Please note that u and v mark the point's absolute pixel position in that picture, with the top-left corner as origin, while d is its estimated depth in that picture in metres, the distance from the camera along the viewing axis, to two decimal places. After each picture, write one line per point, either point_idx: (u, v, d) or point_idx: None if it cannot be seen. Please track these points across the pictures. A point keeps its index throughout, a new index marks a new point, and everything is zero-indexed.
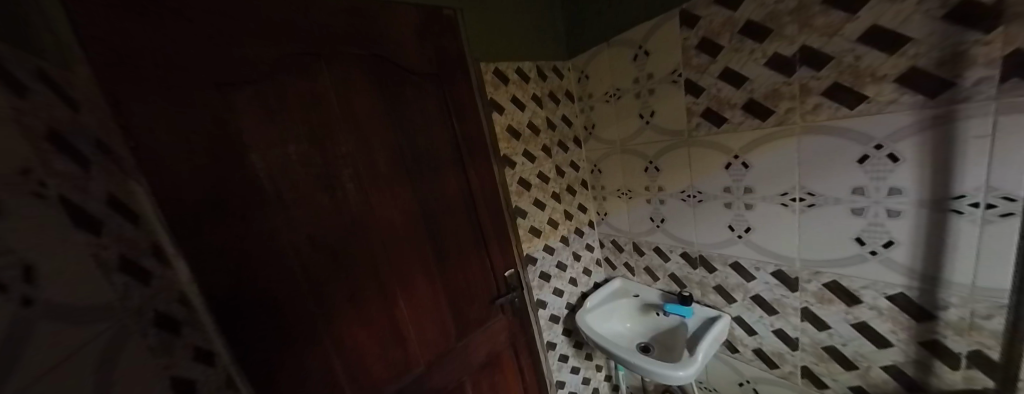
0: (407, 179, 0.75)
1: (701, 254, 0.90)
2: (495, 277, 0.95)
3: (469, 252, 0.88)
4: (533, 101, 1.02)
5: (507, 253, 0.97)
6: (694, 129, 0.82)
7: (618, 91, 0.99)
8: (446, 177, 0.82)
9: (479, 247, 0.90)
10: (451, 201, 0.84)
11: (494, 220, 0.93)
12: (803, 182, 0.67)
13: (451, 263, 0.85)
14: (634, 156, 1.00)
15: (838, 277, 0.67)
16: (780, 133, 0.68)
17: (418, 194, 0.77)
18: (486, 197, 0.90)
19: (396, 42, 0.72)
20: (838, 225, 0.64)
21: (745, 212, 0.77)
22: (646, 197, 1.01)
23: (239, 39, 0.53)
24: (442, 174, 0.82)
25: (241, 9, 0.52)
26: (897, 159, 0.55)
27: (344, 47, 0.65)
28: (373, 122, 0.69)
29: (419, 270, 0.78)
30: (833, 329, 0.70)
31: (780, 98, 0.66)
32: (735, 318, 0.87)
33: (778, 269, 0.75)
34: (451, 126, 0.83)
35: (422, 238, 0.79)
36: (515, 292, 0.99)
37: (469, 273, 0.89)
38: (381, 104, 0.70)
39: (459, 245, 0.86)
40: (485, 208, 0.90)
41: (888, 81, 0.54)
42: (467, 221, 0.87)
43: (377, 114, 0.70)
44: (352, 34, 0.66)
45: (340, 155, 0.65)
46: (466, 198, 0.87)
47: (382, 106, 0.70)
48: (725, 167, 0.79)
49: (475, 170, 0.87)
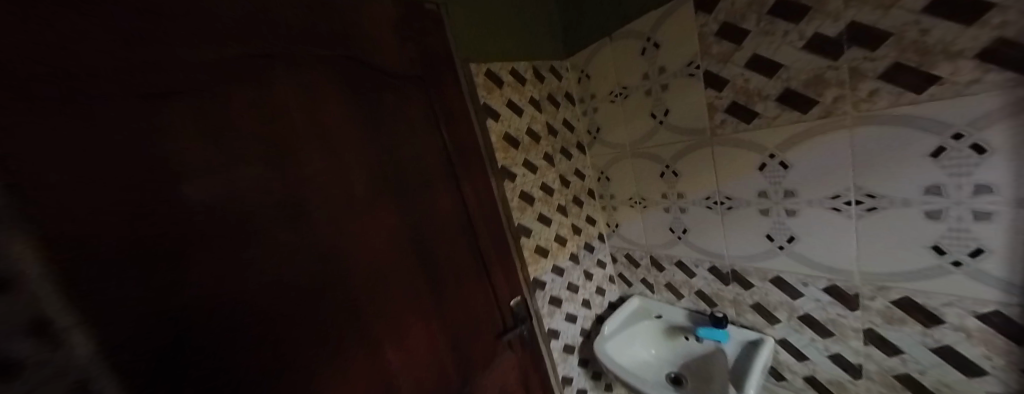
0: (386, 205, 0.60)
1: (734, 268, 0.79)
2: (500, 308, 0.81)
3: (470, 282, 0.75)
4: (531, 105, 0.92)
5: (513, 278, 0.84)
6: (717, 126, 0.73)
7: (624, 89, 0.89)
8: (438, 196, 0.70)
9: (481, 275, 0.77)
10: (447, 224, 0.71)
11: (494, 243, 0.79)
12: (859, 182, 0.57)
13: (449, 298, 0.71)
14: (649, 159, 0.90)
15: (910, 293, 0.56)
16: (824, 126, 0.58)
17: (406, 219, 0.63)
18: (484, 216, 0.78)
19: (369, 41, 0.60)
20: (907, 231, 0.54)
21: (786, 219, 0.67)
22: (663, 205, 0.90)
23: None
24: (434, 193, 0.69)
25: None
26: (984, 151, 0.45)
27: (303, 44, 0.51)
28: (346, 133, 0.55)
29: (414, 313, 0.63)
30: (907, 354, 0.59)
31: (824, 86, 0.57)
32: (780, 341, 0.76)
33: (831, 285, 0.64)
34: (440, 136, 0.71)
35: (416, 272, 0.64)
36: (524, 324, 0.85)
37: (471, 307, 0.75)
38: (352, 113, 0.56)
39: (459, 274, 0.73)
40: (484, 228, 0.77)
41: (966, 57, 0.44)
42: (463, 247, 0.74)
43: (346, 125, 0.55)
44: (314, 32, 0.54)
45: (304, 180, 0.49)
46: (463, 219, 0.74)
47: (352, 116, 0.56)
48: (759, 168, 0.68)
49: (471, 186, 0.75)
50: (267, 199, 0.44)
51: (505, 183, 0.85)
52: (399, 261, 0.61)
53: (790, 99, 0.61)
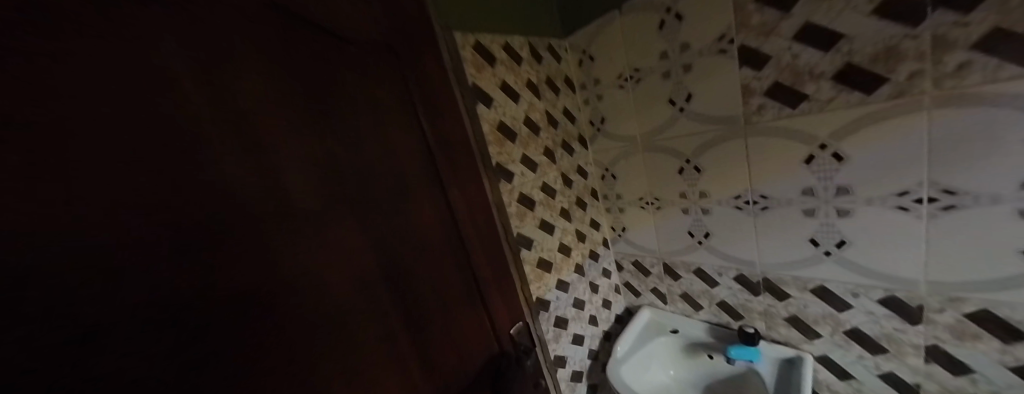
0: (337, 221, 0.40)
1: (766, 277, 0.69)
2: (499, 340, 0.64)
3: (461, 314, 0.57)
4: (528, 89, 0.76)
5: (513, 302, 0.67)
6: (752, 114, 0.61)
7: (636, 72, 0.76)
8: (418, 203, 0.51)
9: (476, 302, 0.60)
10: (431, 241, 0.53)
11: (488, 259, 0.63)
12: (935, 176, 0.47)
13: (437, 340, 0.53)
14: (664, 154, 0.78)
15: (991, 306, 0.47)
16: (893, 110, 0.48)
17: (374, 238, 0.44)
18: (476, 227, 0.60)
19: None
20: (994, 233, 0.45)
21: (836, 221, 0.58)
22: (681, 206, 0.79)
23: None
24: (413, 198, 0.51)
25: None
26: None
27: None
28: (265, 110, 0.34)
29: (390, 369, 0.44)
30: (978, 374, 0.51)
31: (898, 60, 0.47)
32: (818, 357, 0.67)
33: (889, 295, 0.55)
34: (418, 121, 0.52)
35: (390, 312, 0.45)
36: (529, 356, 0.69)
37: (465, 346, 0.57)
38: (271, 78, 0.35)
39: (448, 305, 0.55)
40: (477, 242, 0.60)
41: None
42: (452, 269, 0.56)
43: (264, 98, 0.34)
44: None
45: (172, 188, 0.27)
46: (450, 231, 0.56)
47: (272, 86, 0.35)
48: (805, 161, 0.58)
49: (459, 188, 0.58)
50: (62, 235, 0.21)
51: (501, 184, 0.69)
52: (367, 299, 0.42)
53: (851, 77, 0.50)
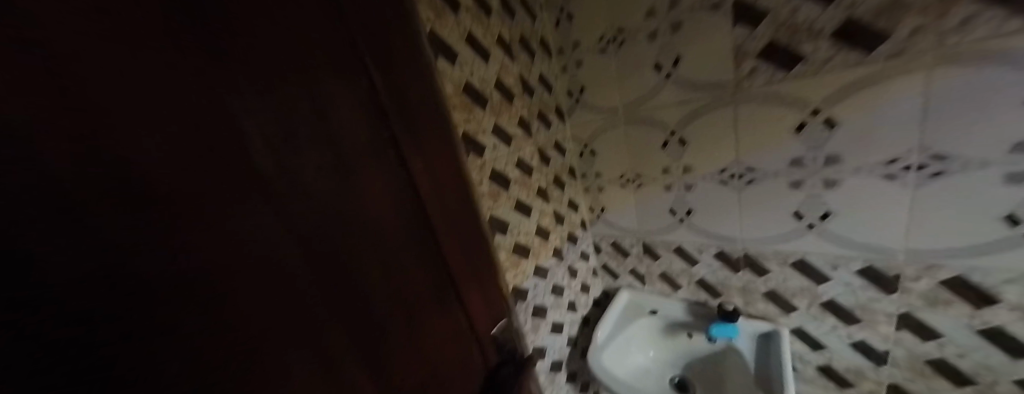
0: (175, 210, 0.17)
1: (747, 254, 0.68)
2: (492, 358, 0.48)
3: (443, 334, 0.40)
4: (498, 47, 0.65)
5: (506, 304, 0.52)
6: (744, 78, 0.56)
7: (619, 33, 0.68)
8: (376, 175, 0.31)
9: (461, 314, 0.43)
10: (398, 235, 0.33)
11: (476, 256, 0.44)
12: (926, 142, 0.46)
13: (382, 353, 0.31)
14: (648, 126, 0.72)
15: (964, 271, 0.48)
16: (893, 71, 0.45)
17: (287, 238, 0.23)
18: (460, 212, 0.41)
19: None
20: (978, 199, 0.45)
21: (822, 192, 0.55)
22: (662, 183, 0.75)
23: None
24: (365, 167, 0.30)
25: None
26: None
27: None
28: None
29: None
30: (945, 338, 0.52)
31: (903, 13, 0.42)
32: (793, 330, 0.67)
33: (867, 266, 0.55)
34: (366, 30, 0.30)
35: (338, 350, 0.27)
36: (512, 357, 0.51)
37: (448, 374, 0.41)
38: None
39: (426, 325, 0.37)
40: (462, 233, 0.42)
41: None
42: (430, 275, 0.37)
43: None
44: None
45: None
46: (425, 219, 0.37)
47: None
48: (795, 129, 0.54)
49: (440, 154, 0.38)
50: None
51: (472, 159, 0.59)
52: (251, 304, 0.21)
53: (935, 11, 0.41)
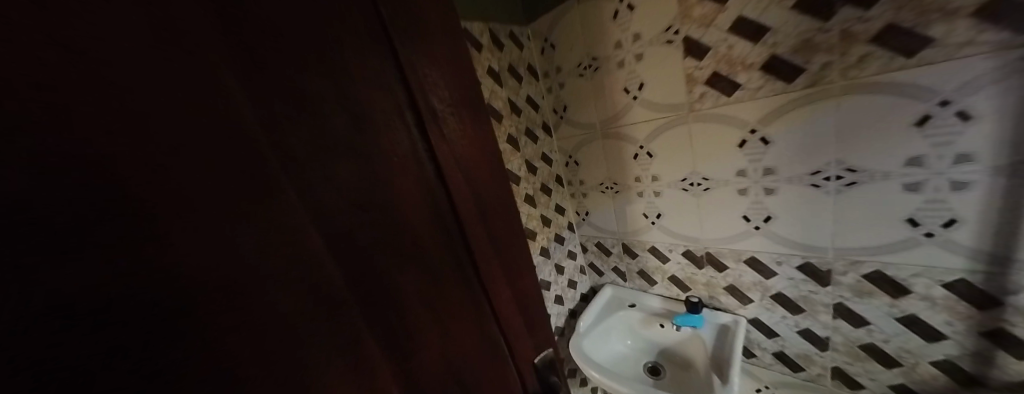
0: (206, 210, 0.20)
1: (708, 252, 0.77)
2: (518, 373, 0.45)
3: (455, 323, 0.38)
4: (489, 76, 0.76)
5: (531, 298, 0.47)
6: (696, 101, 0.66)
7: (595, 60, 0.79)
8: (385, 152, 0.30)
9: (479, 305, 0.40)
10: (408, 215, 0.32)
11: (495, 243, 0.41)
12: (840, 156, 0.54)
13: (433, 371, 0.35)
14: (621, 140, 0.82)
15: (881, 267, 0.56)
16: (810, 97, 0.54)
17: (296, 211, 0.25)
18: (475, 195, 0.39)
19: None
20: (886, 204, 0.53)
21: (764, 198, 0.64)
22: (636, 190, 0.84)
23: None
24: (374, 144, 0.30)
25: None
26: (969, 118, 0.44)
27: None
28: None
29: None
30: (873, 325, 0.60)
31: (814, 51, 0.52)
32: (751, 320, 0.75)
33: (805, 262, 0.63)
34: (373, 5, 0.29)
35: (349, 334, 0.28)
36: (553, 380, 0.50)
37: (461, 368, 0.38)
38: None
39: (435, 311, 0.36)
40: (478, 217, 0.39)
41: (960, 16, 0.42)
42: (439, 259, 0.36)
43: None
44: None
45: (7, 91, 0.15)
46: (436, 200, 0.35)
47: None
48: (739, 145, 0.64)
49: (454, 132, 0.36)
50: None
51: None
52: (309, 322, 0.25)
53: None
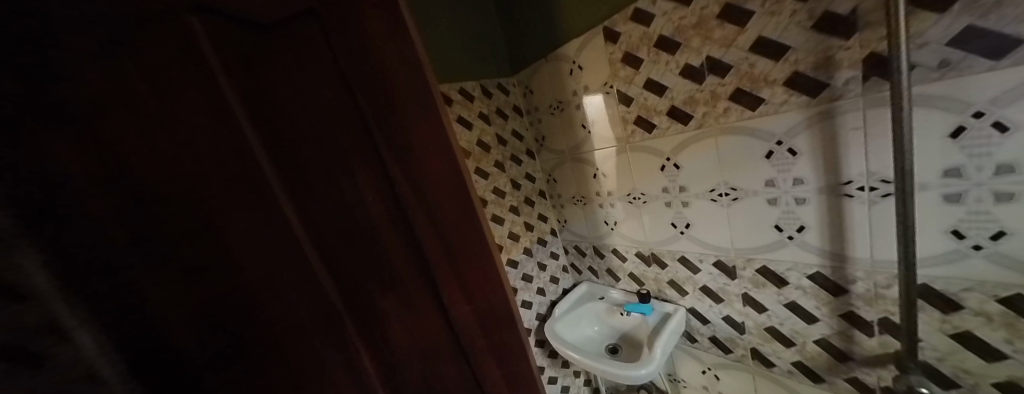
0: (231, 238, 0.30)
1: (653, 252, 0.97)
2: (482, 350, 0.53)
3: (416, 310, 0.46)
4: (480, 119, 1.03)
5: (493, 288, 0.54)
6: (630, 136, 0.88)
7: (560, 103, 1.02)
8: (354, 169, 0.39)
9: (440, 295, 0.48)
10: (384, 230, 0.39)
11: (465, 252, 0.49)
12: (724, 178, 0.73)
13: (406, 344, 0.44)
14: (584, 163, 1.04)
15: (766, 262, 0.73)
16: (699, 136, 0.74)
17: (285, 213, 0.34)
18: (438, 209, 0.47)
19: None
20: (760, 215, 0.70)
21: (683, 210, 0.84)
22: (598, 203, 1.06)
23: None
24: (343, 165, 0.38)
25: None
26: (795, 153, 0.61)
27: None
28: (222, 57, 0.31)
29: (331, 377, 0.37)
30: (770, 310, 0.75)
31: (696, 104, 0.72)
32: (689, 309, 0.93)
33: (718, 260, 0.82)
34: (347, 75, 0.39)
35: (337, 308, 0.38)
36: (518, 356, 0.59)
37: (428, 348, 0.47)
38: None
39: (400, 296, 0.44)
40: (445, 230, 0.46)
41: (778, 85, 0.59)
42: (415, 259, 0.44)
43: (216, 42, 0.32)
44: None
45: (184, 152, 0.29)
46: (400, 218, 0.44)
47: None
48: (661, 169, 0.85)
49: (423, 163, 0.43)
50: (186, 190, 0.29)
51: (480, 182, 1.03)
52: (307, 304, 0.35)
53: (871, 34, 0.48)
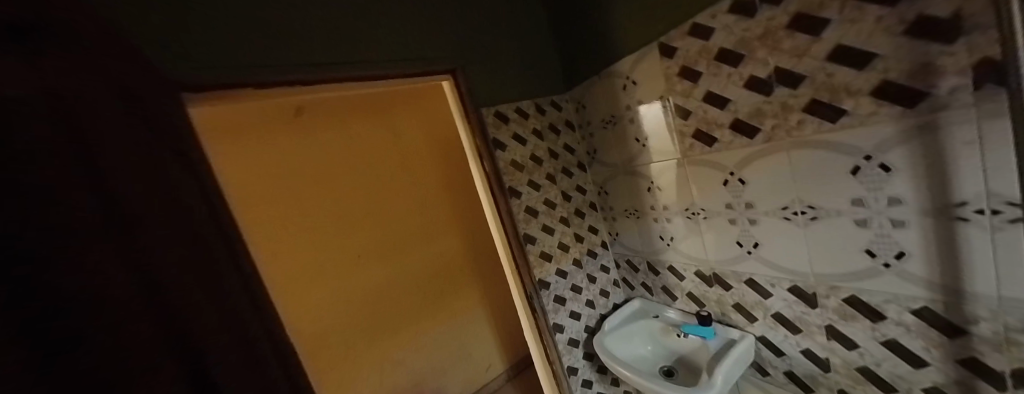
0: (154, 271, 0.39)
1: (715, 272, 0.91)
2: None
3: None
4: (534, 134, 1.10)
5: None
6: (688, 149, 0.87)
7: (613, 117, 1.04)
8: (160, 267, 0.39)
9: None
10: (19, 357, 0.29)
11: None
12: (799, 195, 0.68)
13: None
14: (638, 176, 1.04)
15: (855, 292, 0.64)
16: (767, 150, 0.70)
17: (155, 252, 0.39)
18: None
19: (371, 80, 0.81)
20: (846, 236, 0.63)
21: (750, 227, 0.79)
22: (653, 217, 1.04)
23: (250, 80, 0.64)
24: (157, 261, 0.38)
25: (236, 63, 0.63)
26: (889, 169, 0.54)
27: (345, 66, 0.76)
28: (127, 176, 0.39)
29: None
30: (862, 348, 0.66)
31: (763, 116, 0.69)
32: (760, 338, 0.85)
33: (794, 285, 0.74)
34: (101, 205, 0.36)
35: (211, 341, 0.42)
36: None
37: None
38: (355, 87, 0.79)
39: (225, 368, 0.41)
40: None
41: (863, 94, 0.54)
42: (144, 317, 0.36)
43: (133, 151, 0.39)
44: (339, 57, 0.76)
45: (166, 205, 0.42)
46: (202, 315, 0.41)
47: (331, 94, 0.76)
48: (723, 183, 0.81)
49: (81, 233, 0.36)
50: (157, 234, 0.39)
51: (533, 193, 1.09)
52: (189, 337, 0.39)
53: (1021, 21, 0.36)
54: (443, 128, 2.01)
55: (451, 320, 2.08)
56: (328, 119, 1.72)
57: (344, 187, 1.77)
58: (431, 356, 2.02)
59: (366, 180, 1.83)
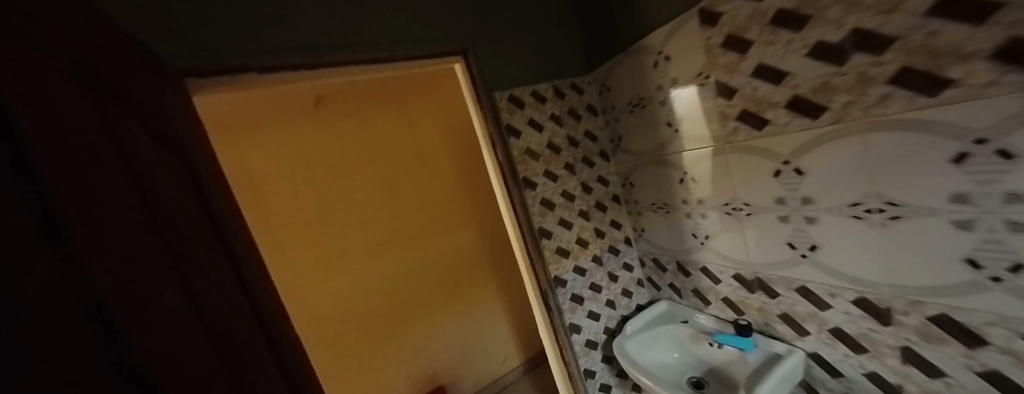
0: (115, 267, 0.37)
1: (758, 277, 0.80)
2: None
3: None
4: (552, 120, 1.02)
5: None
6: (730, 134, 0.76)
7: (641, 100, 0.94)
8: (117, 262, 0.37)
9: None
10: None
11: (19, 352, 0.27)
12: (876, 189, 0.55)
13: None
14: (668, 166, 0.93)
15: (946, 310, 0.52)
16: (834, 134, 0.58)
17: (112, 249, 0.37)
18: None
19: (381, 63, 0.77)
20: (938, 240, 0.50)
21: (806, 226, 0.68)
22: (684, 211, 0.94)
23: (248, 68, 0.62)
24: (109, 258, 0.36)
25: (237, 49, 0.61)
26: (1011, 157, 0.40)
27: (354, 50, 0.74)
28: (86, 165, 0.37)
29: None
30: (951, 378, 0.54)
31: (833, 92, 0.56)
32: (811, 355, 0.74)
33: (861, 297, 0.62)
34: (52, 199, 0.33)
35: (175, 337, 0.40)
36: None
37: None
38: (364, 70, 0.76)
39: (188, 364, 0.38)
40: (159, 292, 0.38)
41: (978, 59, 0.40)
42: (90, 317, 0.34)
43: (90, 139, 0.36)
44: (340, 39, 0.72)
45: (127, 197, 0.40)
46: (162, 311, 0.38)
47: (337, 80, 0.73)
48: (774, 174, 0.70)
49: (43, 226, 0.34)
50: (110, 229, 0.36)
51: (550, 185, 1.02)
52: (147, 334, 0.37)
53: None
54: (460, 118, 1.99)
55: (469, 311, 2.09)
56: (349, 109, 1.74)
57: (364, 177, 1.80)
58: (449, 345, 2.04)
59: (387, 170, 1.85)
